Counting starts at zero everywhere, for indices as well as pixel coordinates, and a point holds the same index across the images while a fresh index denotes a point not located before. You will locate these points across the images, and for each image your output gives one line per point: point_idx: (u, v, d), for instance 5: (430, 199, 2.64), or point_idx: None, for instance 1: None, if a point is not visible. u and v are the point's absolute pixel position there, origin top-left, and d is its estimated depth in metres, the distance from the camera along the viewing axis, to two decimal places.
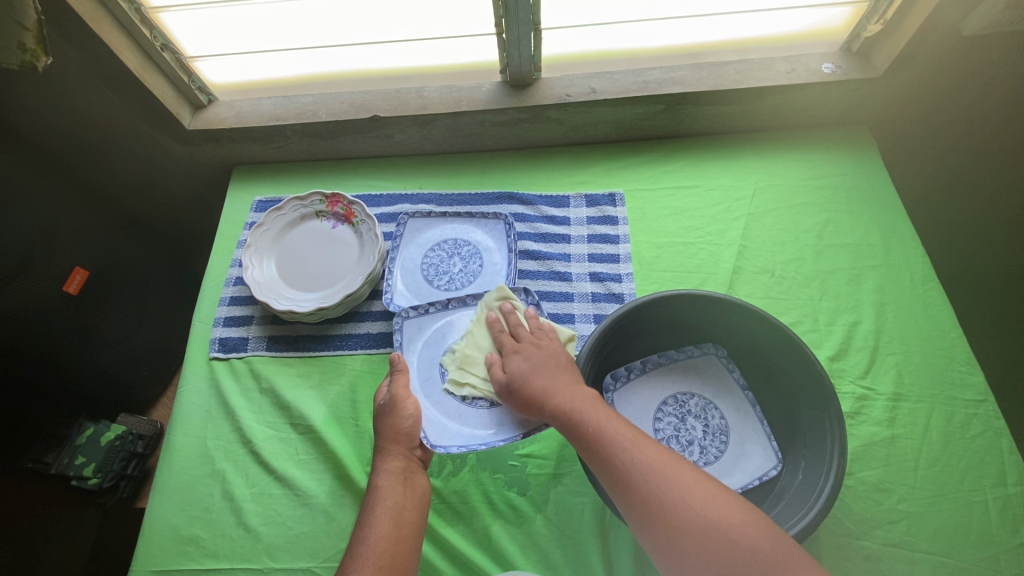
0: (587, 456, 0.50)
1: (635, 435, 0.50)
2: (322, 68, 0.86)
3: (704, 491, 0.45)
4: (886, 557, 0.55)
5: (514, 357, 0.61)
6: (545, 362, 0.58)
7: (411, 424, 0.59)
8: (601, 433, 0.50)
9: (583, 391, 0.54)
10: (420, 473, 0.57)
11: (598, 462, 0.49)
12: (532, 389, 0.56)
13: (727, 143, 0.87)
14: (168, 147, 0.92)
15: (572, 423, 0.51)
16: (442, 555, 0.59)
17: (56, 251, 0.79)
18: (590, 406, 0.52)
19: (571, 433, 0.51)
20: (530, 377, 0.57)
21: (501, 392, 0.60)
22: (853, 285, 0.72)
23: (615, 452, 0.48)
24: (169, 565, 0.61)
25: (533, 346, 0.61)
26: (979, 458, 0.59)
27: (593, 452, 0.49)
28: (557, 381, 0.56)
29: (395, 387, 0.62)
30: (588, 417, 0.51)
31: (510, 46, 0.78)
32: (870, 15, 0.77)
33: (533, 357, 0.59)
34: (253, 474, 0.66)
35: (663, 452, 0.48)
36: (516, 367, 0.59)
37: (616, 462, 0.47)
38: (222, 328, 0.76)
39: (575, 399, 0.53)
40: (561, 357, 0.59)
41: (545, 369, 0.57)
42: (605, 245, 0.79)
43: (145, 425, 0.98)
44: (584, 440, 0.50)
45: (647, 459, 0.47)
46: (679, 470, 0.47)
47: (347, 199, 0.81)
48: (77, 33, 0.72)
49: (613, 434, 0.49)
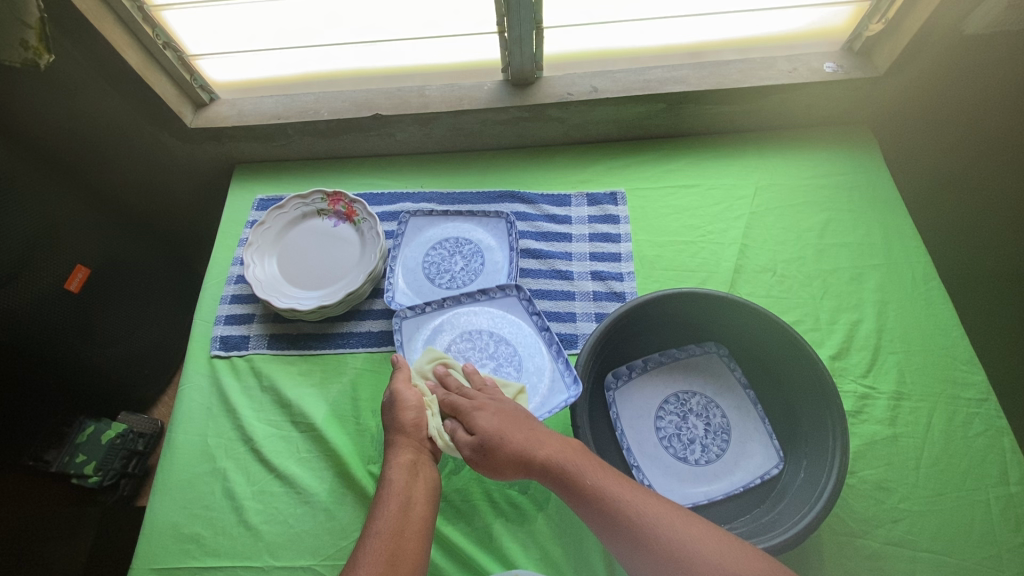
0: (590, 516, 0.48)
1: (636, 488, 0.49)
2: (324, 66, 0.86)
3: (716, 540, 0.45)
4: (888, 556, 0.55)
5: (480, 416, 0.57)
6: (516, 418, 0.56)
7: (415, 416, 0.59)
8: (602, 489, 0.49)
9: (572, 443, 0.53)
10: (429, 466, 0.57)
11: (602, 521, 0.48)
12: (515, 445, 0.53)
13: (728, 142, 0.87)
14: (170, 145, 0.92)
15: (569, 481, 0.50)
16: (444, 554, 0.59)
17: (57, 249, 0.79)
18: (585, 460, 0.51)
19: (569, 492, 0.50)
20: (510, 432, 0.54)
21: (475, 458, 0.55)
22: (855, 284, 0.72)
23: (621, 509, 0.47)
24: (170, 564, 0.61)
25: (492, 402, 0.59)
26: (982, 457, 0.59)
27: (597, 510, 0.48)
28: (538, 436, 0.54)
29: (394, 382, 0.62)
30: (585, 473, 0.50)
31: (512, 44, 0.78)
32: (872, 15, 0.77)
33: (502, 414, 0.57)
34: (254, 472, 0.66)
35: (666, 503, 0.48)
36: (487, 425, 0.56)
37: (625, 519, 0.47)
38: (223, 326, 0.76)
39: (568, 454, 0.52)
40: (526, 412, 0.58)
41: (522, 424, 0.55)
42: (607, 244, 0.79)
43: (145, 424, 0.99)
44: (585, 497, 0.49)
45: (654, 513, 0.47)
46: (687, 520, 0.46)
47: (349, 198, 0.81)
48: (80, 31, 0.72)
49: (616, 489, 0.48)
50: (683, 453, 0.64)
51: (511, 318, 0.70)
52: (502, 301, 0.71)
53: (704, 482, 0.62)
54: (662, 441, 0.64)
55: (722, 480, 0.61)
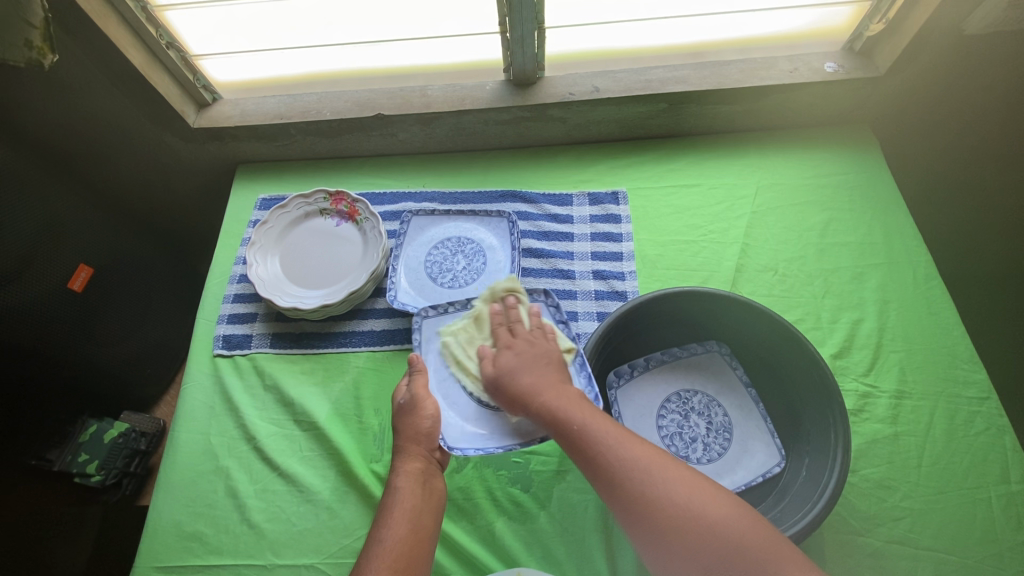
0: (573, 456, 0.50)
1: (621, 432, 0.49)
2: (327, 66, 0.87)
3: (690, 485, 0.45)
4: (889, 554, 0.55)
5: (506, 352, 0.60)
6: (538, 362, 0.57)
7: (430, 425, 0.59)
8: (586, 431, 0.49)
9: (568, 392, 0.54)
10: (438, 476, 0.57)
11: (586, 462, 0.48)
12: (520, 389, 0.56)
13: (730, 142, 0.88)
14: (173, 145, 0.92)
15: (557, 423, 0.51)
16: (447, 552, 0.59)
17: (60, 248, 0.80)
18: (578, 407, 0.52)
19: (557, 433, 0.51)
20: (518, 376, 0.57)
21: (489, 389, 0.60)
22: (856, 283, 0.72)
23: (601, 451, 0.48)
24: (173, 562, 0.61)
25: (527, 343, 0.60)
26: (983, 456, 0.59)
27: (580, 451, 0.49)
28: (546, 380, 0.55)
29: (413, 386, 0.61)
30: (573, 416, 0.51)
31: (514, 45, 0.78)
32: (873, 15, 0.78)
33: (526, 356, 0.58)
34: (257, 471, 0.66)
35: (648, 448, 0.48)
36: (507, 364, 0.58)
37: (602, 460, 0.47)
38: (226, 325, 0.76)
39: (561, 400, 0.53)
40: (554, 360, 0.58)
41: (535, 369, 0.57)
42: (608, 243, 0.79)
43: (148, 424, 0.99)
44: (570, 439, 0.50)
45: (633, 456, 0.47)
46: (665, 465, 0.46)
47: (351, 197, 0.81)
48: (84, 31, 0.73)
49: (600, 432, 0.49)
50: (684, 452, 0.64)
51: None
52: None
53: None
54: (664, 440, 0.65)
55: (724, 478, 0.61)
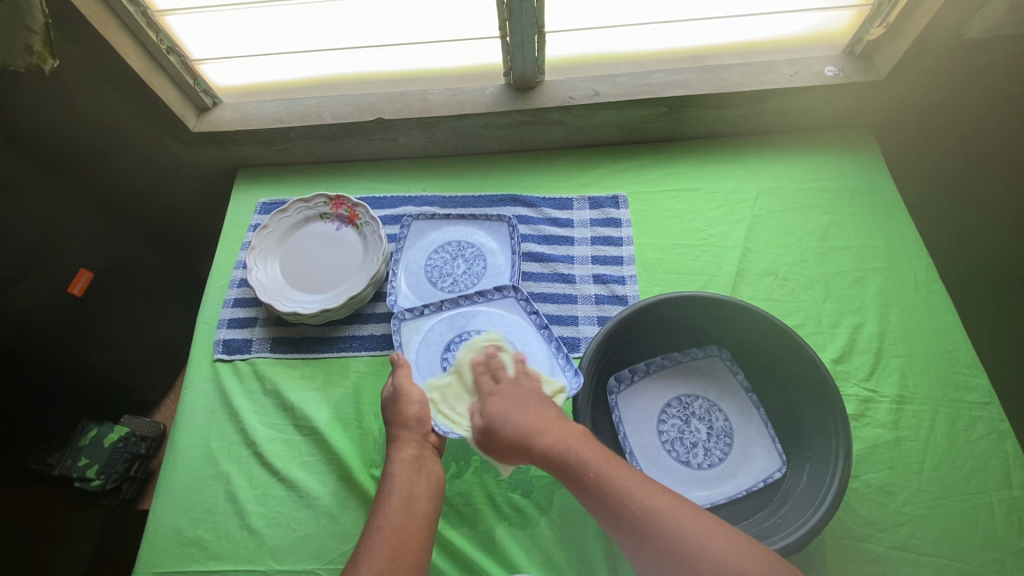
0: (591, 506, 0.48)
1: (641, 480, 0.48)
2: (327, 71, 0.87)
3: (720, 536, 0.44)
4: (891, 560, 0.55)
5: (493, 400, 0.59)
6: (527, 405, 0.57)
7: (418, 410, 0.59)
8: (605, 479, 0.48)
9: (575, 432, 0.52)
10: (433, 460, 0.57)
11: (605, 511, 0.47)
12: (521, 433, 0.54)
13: (730, 145, 0.88)
14: (173, 149, 0.92)
15: (571, 470, 0.50)
16: (447, 558, 0.59)
17: (60, 252, 0.80)
18: (589, 450, 0.51)
19: (572, 481, 0.50)
20: (514, 419, 0.56)
21: (482, 440, 0.58)
22: (857, 288, 0.72)
23: (625, 501, 0.47)
24: (174, 568, 0.61)
25: (513, 389, 0.60)
26: (985, 461, 0.59)
27: (598, 501, 0.48)
28: (547, 421, 0.54)
29: (396, 379, 0.62)
30: (589, 463, 0.49)
31: (514, 49, 0.78)
32: (873, 19, 0.78)
33: (515, 400, 0.58)
34: (257, 476, 0.66)
35: (672, 496, 0.47)
36: (495, 411, 0.58)
37: (624, 511, 0.46)
38: (225, 330, 0.76)
39: (571, 443, 0.51)
40: (544, 401, 0.58)
41: (529, 411, 0.56)
42: (608, 247, 0.79)
43: (148, 427, 0.98)
44: (588, 488, 0.48)
45: (659, 506, 0.46)
46: (692, 515, 0.46)
47: (351, 202, 0.81)
48: (85, 36, 0.73)
49: (618, 481, 0.48)
50: (685, 457, 0.64)
51: (510, 316, 0.70)
52: (501, 301, 0.71)
53: (707, 486, 0.62)
54: (665, 445, 0.64)
55: (725, 484, 0.61)
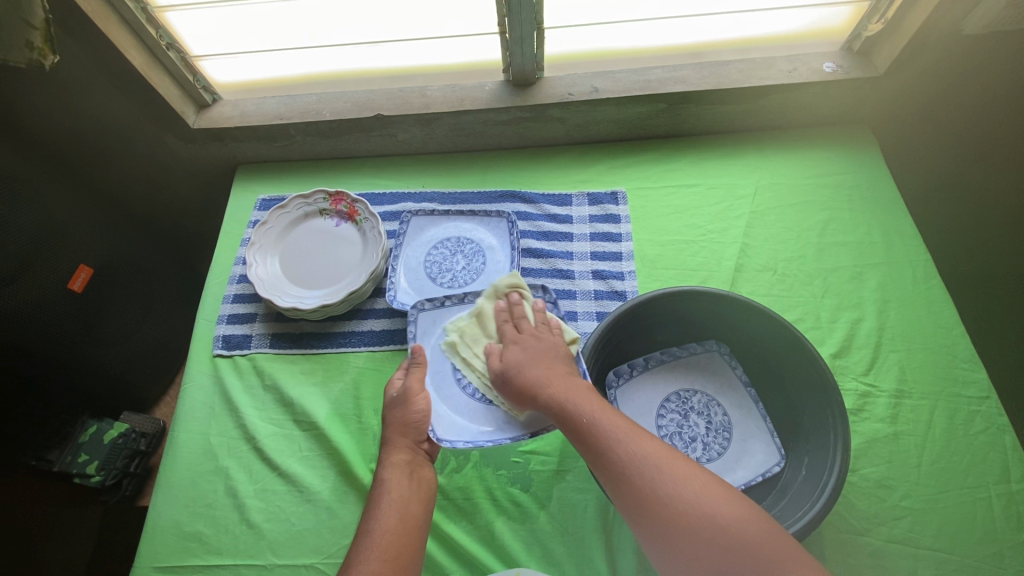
0: (582, 450, 0.50)
1: (630, 426, 0.49)
2: (326, 67, 0.87)
3: (700, 483, 0.44)
4: (889, 554, 0.55)
5: (513, 348, 0.62)
6: (545, 356, 0.59)
7: (421, 417, 0.60)
8: (594, 424, 0.49)
9: (578, 385, 0.54)
10: (426, 466, 0.58)
11: (592, 454, 0.49)
12: (529, 381, 0.57)
13: (729, 141, 0.88)
14: (172, 146, 0.93)
15: (566, 415, 0.52)
16: (446, 552, 0.59)
17: (60, 248, 0.80)
18: (586, 400, 0.52)
19: (566, 426, 0.52)
20: (526, 368, 0.58)
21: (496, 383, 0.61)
22: (855, 283, 0.72)
23: (608, 444, 0.48)
24: (173, 562, 0.61)
25: (535, 340, 0.62)
26: (983, 455, 0.59)
27: (587, 444, 0.49)
28: (557, 373, 0.56)
29: (408, 379, 0.62)
30: (583, 409, 0.51)
31: (513, 45, 0.78)
32: (871, 15, 0.78)
33: (533, 350, 0.61)
34: (257, 471, 0.66)
35: (658, 444, 0.47)
36: (514, 358, 0.60)
37: (608, 454, 0.47)
38: (225, 325, 0.76)
39: (570, 393, 0.53)
40: (562, 356, 0.60)
41: (543, 361, 0.58)
42: (607, 243, 0.79)
43: (146, 423, 0.99)
44: (579, 432, 0.50)
45: (642, 450, 0.47)
46: (675, 463, 0.45)
47: (351, 198, 0.81)
48: (85, 31, 0.73)
49: (608, 427, 0.49)
50: (684, 451, 0.64)
51: None
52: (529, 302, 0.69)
53: None
54: (663, 439, 0.65)
55: (723, 478, 0.61)
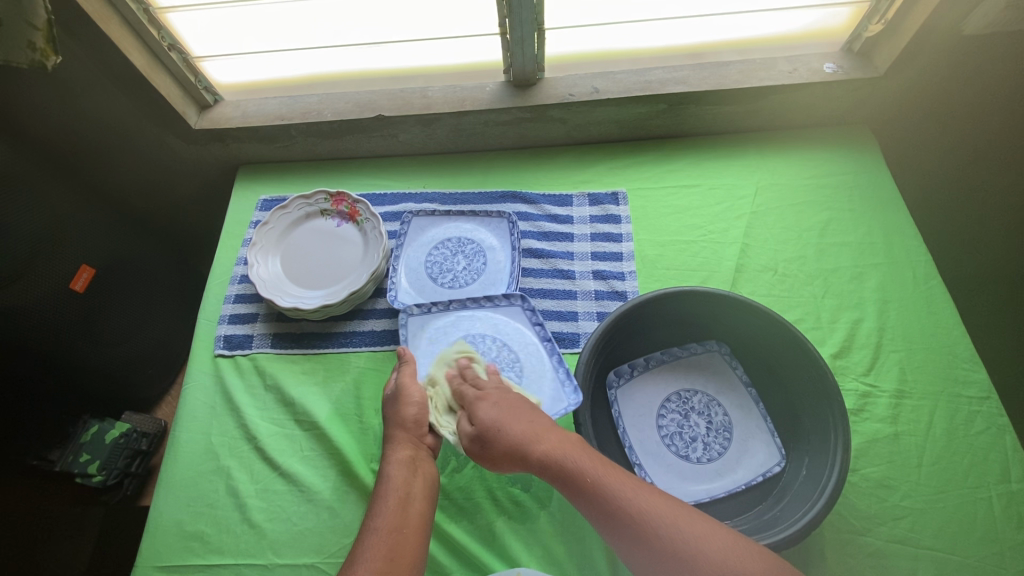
0: (590, 514, 0.48)
1: (636, 483, 0.48)
2: (328, 68, 0.87)
3: (721, 539, 0.43)
4: (889, 554, 0.55)
5: (481, 407, 0.58)
6: (517, 411, 0.56)
7: (417, 411, 0.60)
8: (601, 485, 0.48)
9: (572, 439, 0.52)
10: (429, 462, 0.58)
11: (601, 516, 0.47)
12: (512, 439, 0.54)
13: (729, 142, 0.88)
14: (174, 147, 0.93)
15: (567, 476, 0.49)
16: (447, 552, 0.59)
17: (62, 249, 0.80)
18: (584, 456, 0.50)
19: (569, 489, 0.49)
20: (506, 424, 0.55)
21: (473, 448, 0.57)
22: (855, 283, 0.72)
23: (619, 505, 0.46)
24: (174, 562, 0.61)
25: (498, 395, 0.59)
26: (984, 455, 0.59)
27: (594, 505, 0.47)
28: (541, 428, 0.54)
29: (399, 375, 0.63)
30: (586, 469, 0.49)
31: (514, 46, 0.78)
32: (871, 16, 0.78)
33: (503, 407, 0.57)
34: (258, 471, 0.66)
35: (670, 501, 0.46)
36: (486, 417, 0.57)
37: (619, 515, 0.46)
38: (226, 325, 0.76)
39: (569, 452, 0.51)
40: (529, 406, 0.58)
41: (521, 417, 0.55)
42: (608, 243, 0.79)
43: (150, 424, 0.99)
44: (585, 494, 0.48)
45: (656, 509, 0.45)
46: (692, 519, 0.45)
47: (352, 198, 0.81)
48: (86, 32, 0.73)
49: (613, 485, 0.47)
50: (684, 451, 0.64)
51: (515, 324, 0.70)
52: (507, 308, 0.71)
53: (705, 480, 0.62)
54: (664, 439, 0.65)
55: (724, 478, 0.62)
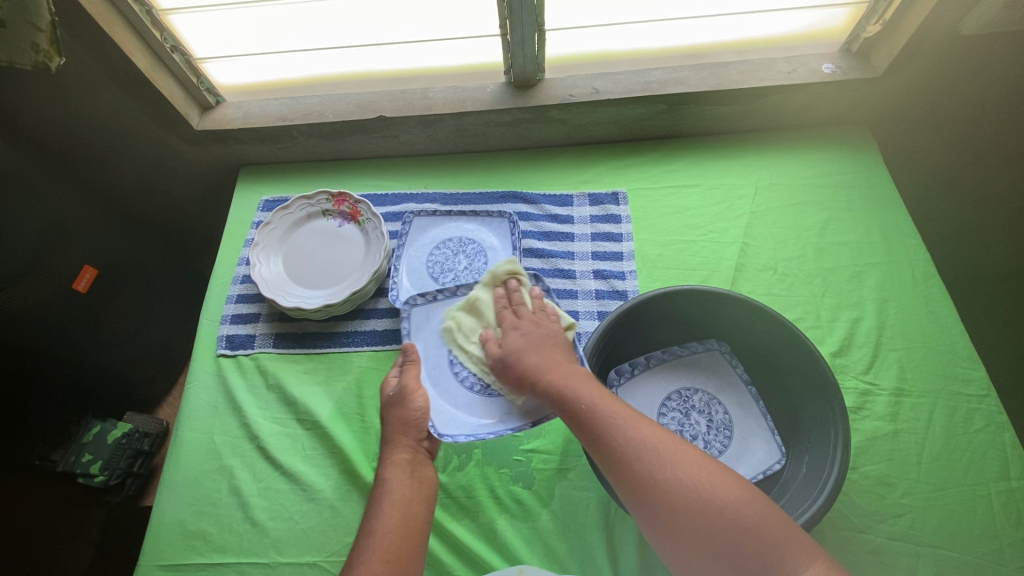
0: (581, 436, 0.50)
1: (630, 413, 0.49)
2: (330, 69, 0.87)
3: (701, 468, 0.44)
4: (890, 551, 0.56)
5: (512, 333, 0.61)
6: (544, 343, 0.58)
7: (420, 415, 0.59)
8: (595, 411, 0.49)
9: (577, 372, 0.54)
10: (427, 465, 0.58)
11: (590, 439, 0.49)
12: (526, 366, 0.57)
13: (729, 142, 0.88)
14: (176, 148, 0.93)
15: (566, 402, 0.51)
16: (448, 550, 0.59)
17: (65, 249, 0.80)
18: (585, 387, 0.52)
19: (566, 412, 0.51)
20: (525, 355, 0.58)
21: (495, 368, 0.61)
22: (855, 282, 0.73)
23: (607, 429, 0.48)
24: (177, 561, 0.61)
25: (534, 324, 0.61)
26: (983, 452, 0.60)
27: (585, 429, 0.49)
28: (553, 360, 0.56)
29: (403, 378, 0.62)
30: (582, 397, 0.51)
31: (514, 47, 0.79)
32: (870, 16, 0.78)
33: (531, 335, 0.60)
34: (260, 470, 0.66)
35: (660, 432, 0.48)
36: (513, 343, 0.60)
37: (605, 438, 0.48)
38: (229, 325, 0.76)
39: (569, 380, 0.53)
40: (560, 339, 0.59)
41: (543, 347, 0.58)
42: (608, 243, 0.80)
43: (151, 425, 0.99)
44: (577, 418, 0.50)
45: (642, 435, 0.47)
46: (676, 448, 0.46)
47: (353, 198, 0.82)
48: (89, 34, 0.73)
49: (607, 413, 0.49)
50: None
51: None
52: None
53: None
54: None
55: None
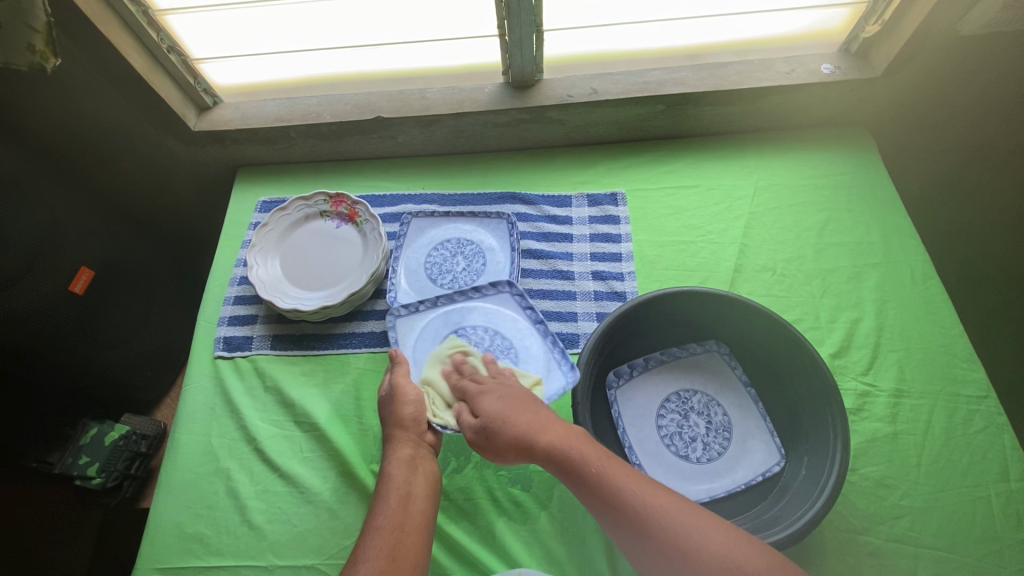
0: (592, 503, 0.49)
1: (641, 477, 0.49)
2: (327, 70, 0.87)
3: (723, 534, 0.44)
4: (889, 553, 0.55)
5: (484, 398, 0.58)
6: (520, 403, 0.56)
7: (415, 410, 0.59)
8: (605, 477, 0.48)
9: (576, 433, 0.53)
10: (430, 460, 0.57)
11: (602, 507, 0.48)
12: (516, 430, 0.54)
13: (728, 143, 0.88)
14: (173, 149, 0.93)
15: (571, 468, 0.50)
16: (446, 552, 0.59)
17: (62, 250, 0.80)
18: (589, 450, 0.51)
19: (571, 479, 0.50)
20: (510, 418, 0.55)
21: (478, 440, 0.56)
22: (854, 283, 0.73)
23: (622, 497, 0.47)
24: (174, 563, 0.61)
25: (499, 387, 0.59)
26: (983, 454, 0.59)
27: (597, 498, 0.48)
28: (544, 420, 0.54)
29: (393, 376, 0.62)
30: (590, 461, 0.50)
31: (512, 47, 0.78)
32: (869, 16, 0.78)
33: (505, 397, 0.57)
34: (258, 472, 0.66)
35: (673, 496, 0.47)
36: (489, 409, 0.57)
37: (621, 507, 0.47)
38: (226, 327, 0.76)
39: (571, 443, 0.51)
40: (531, 398, 0.58)
41: (525, 408, 0.56)
42: (607, 244, 0.80)
43: (149, 425, 0.98)
44: (586, 485, 0.49)
45: (660, 504, 0.46)
46: (694, 513, 0.46)
47: (352, 199, 0.82)
48: (85, 34, 0.73)
49: (619, 478, 0.48)
50: (684, 451, 0.64)
51: (508, 311, 0.69)
52: (496, 296, 0.70)
53: (705, 480, 0.62)
54: (663, 439, 0.65)
55: (724, 478, 0.62)
